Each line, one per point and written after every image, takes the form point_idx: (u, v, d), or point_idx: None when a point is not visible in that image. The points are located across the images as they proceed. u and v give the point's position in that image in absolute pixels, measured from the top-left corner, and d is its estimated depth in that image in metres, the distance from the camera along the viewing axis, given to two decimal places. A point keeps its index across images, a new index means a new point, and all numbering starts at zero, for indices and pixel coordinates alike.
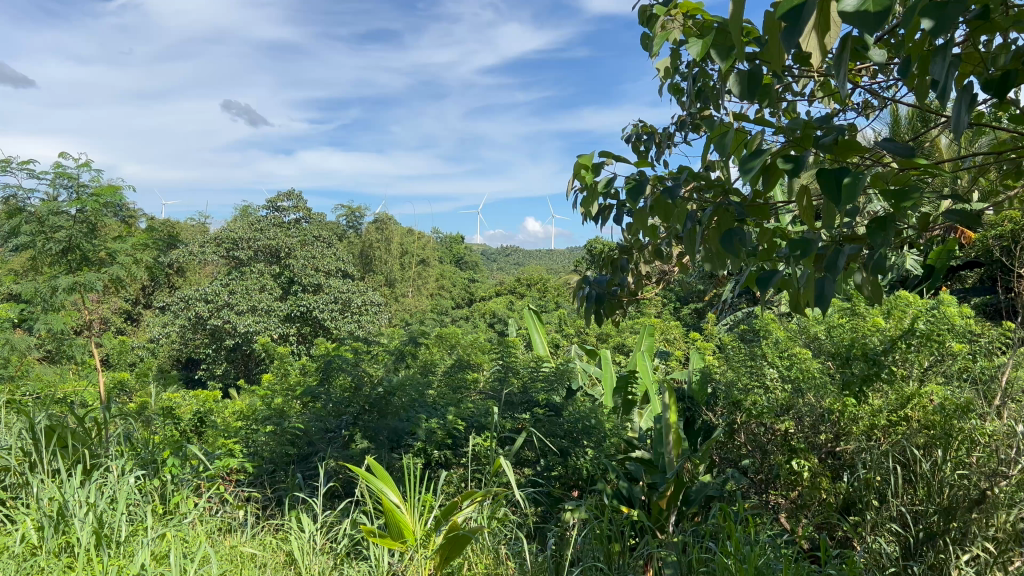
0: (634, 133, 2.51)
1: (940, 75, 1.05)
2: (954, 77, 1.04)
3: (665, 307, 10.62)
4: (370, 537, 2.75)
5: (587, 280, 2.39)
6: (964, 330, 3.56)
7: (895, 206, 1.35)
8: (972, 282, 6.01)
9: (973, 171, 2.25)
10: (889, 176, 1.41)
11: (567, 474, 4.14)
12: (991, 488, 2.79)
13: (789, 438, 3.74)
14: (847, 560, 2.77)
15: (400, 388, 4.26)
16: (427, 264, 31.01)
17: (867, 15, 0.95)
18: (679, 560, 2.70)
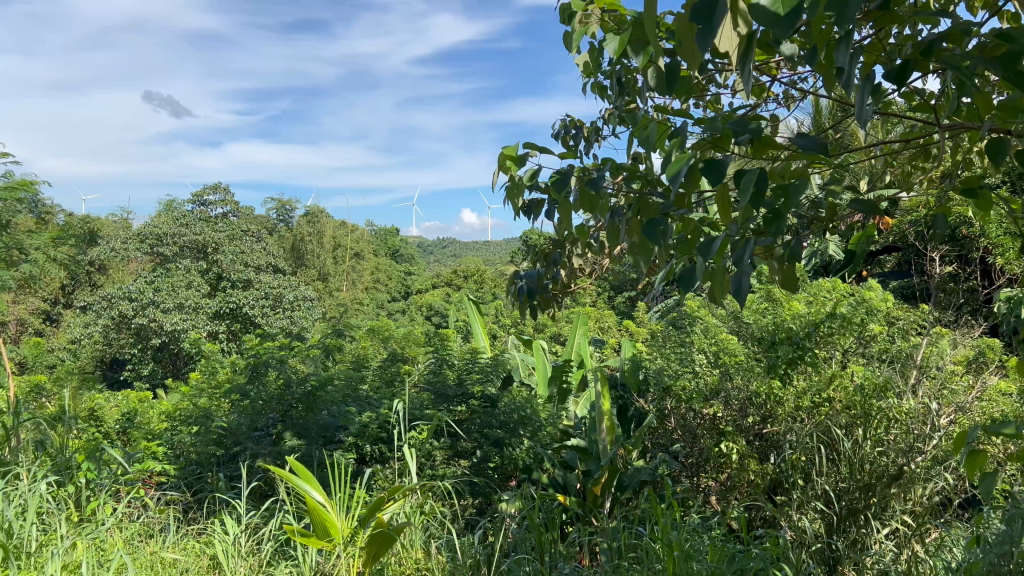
0: (562, 129, 2.52)
1: (844, 62, 1.07)
2: (857, 68, 1.04)
3: (601, 297, 10.70)
4: (294, 537, 2.69)
5: (519, 275, 2.40)
6: (882, 312, 3.73)
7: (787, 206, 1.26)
8: (890, 266, 6.28)
9: (886, 160, 2.36)
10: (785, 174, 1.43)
11: (505, 464, 4.09)
12: (909, 463, 3.06)
13: (718, 423, 3.86)
14: (766, 537, 2.88)
15: (332, 382, 4.21)
16: (360, 257, 30.74)
17: (775, 16, 0.90)
18: (612, 546, 2.75)
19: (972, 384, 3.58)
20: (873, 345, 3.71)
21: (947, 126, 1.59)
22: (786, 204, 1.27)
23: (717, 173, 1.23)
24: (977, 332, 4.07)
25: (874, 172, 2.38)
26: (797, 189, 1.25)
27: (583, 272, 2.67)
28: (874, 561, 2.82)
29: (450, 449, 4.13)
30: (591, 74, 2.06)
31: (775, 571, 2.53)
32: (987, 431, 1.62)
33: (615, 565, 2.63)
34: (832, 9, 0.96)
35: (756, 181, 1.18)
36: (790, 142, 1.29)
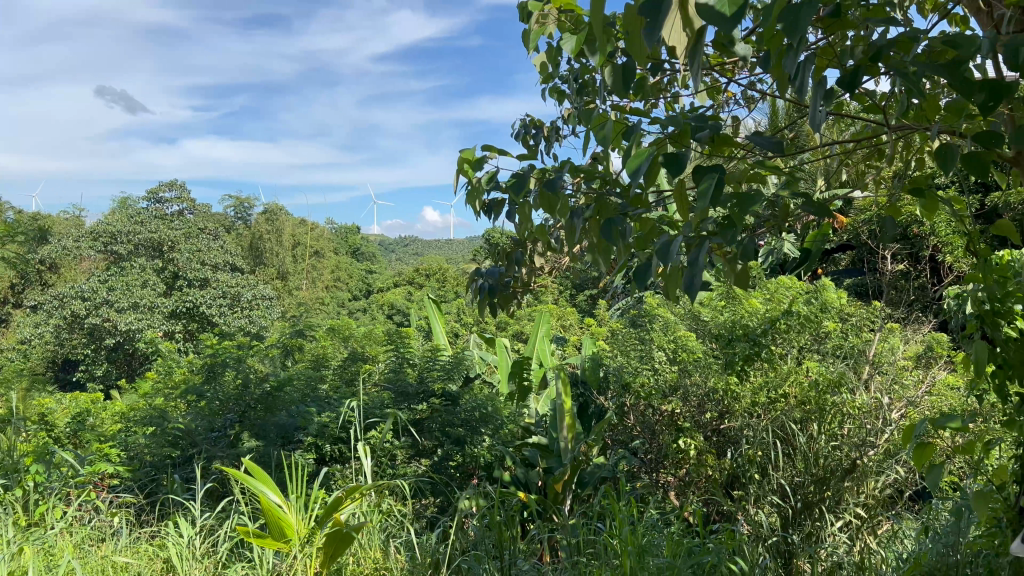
0: (522, 128, 2.52)
1: (795, 68, 1.07)
2: (810, 73, 1.05)
3: (562, 294, 10.72)
4: (248, 538, 2.66)
5: (480, 272, 2.38)
6: (836, 309, 3.82)
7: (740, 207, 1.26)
8: (845, 265, 6.43)
9: (840, 159, 2.43)
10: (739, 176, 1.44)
11: (466, 462, 4.10)
12: (862, 457, 3.16)
13: (676, 418, 3.84)
14: (722, 531, 2.92)
15: (290, 382, 4.17)
16: (321, 256, 30.47)
17: (722, 15, 0.89)
18: (572, 542, 2.77)
19: (922, 379, 3.68)
20: (828, 342, 3.78)
21: (896, 128, 1.63)
22: (743, 210, 1.27)
23: (677, 172, 1.23)
24: (926, 328, 4.18)
25: (829, 173, 2.43)
26: (752, 195, 1.27)
27: (543, 269, 2.66)
28: (828, 553, 2.88)
29: (411, 449, 4.11)
30: (550, 74, 2.07)
31: (731, 564, 2.58)
32: (934, 426, 1.67)
33: (573, 562, 2.64)
34: (785, 19, 0.98)
35: (714, 181, 1.18)
36: (745, 140, 1.30)
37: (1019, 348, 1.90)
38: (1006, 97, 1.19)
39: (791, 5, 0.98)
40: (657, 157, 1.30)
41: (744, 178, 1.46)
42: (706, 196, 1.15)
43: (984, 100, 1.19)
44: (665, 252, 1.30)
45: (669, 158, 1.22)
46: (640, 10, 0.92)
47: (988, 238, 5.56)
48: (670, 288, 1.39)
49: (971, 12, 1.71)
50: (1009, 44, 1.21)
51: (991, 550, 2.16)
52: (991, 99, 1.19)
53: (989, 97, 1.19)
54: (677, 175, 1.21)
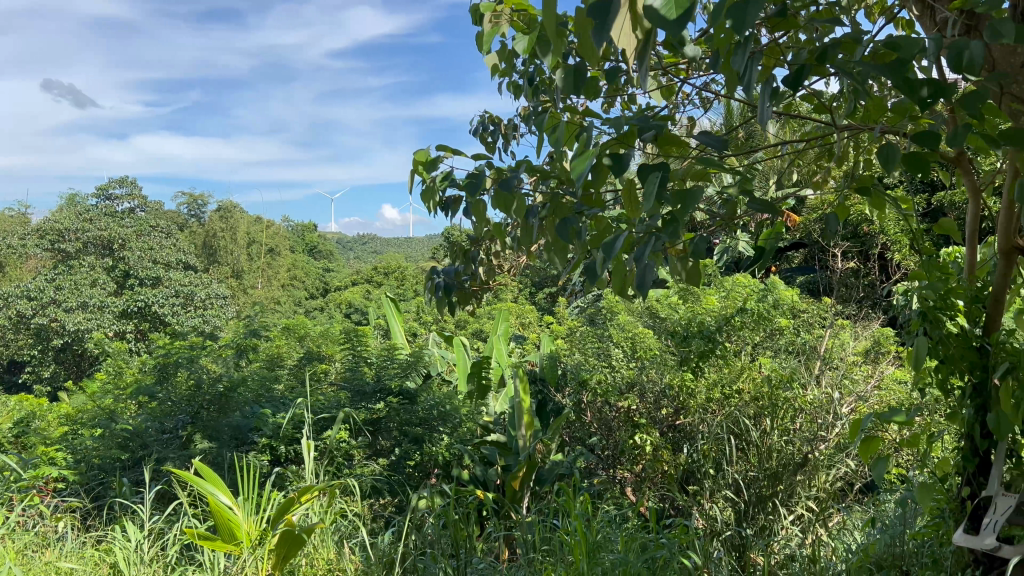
0: (480, 124, 2.52)
1: (742, 66, 1.07)
2: (757, 70, 1.06)
3: (522, 292, 10.70)
4: (196, 541, 2.62)
5: (437, 270, 2.36)
6: (788, 307, 3.90)
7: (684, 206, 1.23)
8: (798, 262, 6.56)
9: (792, 159, 2.48)
10: (686, 172, 1.45)
11: (425, 462, 4.09)
12: (813, 452, 3.25)
13: (633, 414, 3.90)
14: (677, 525, 2.95)
15: (243, 383, 4.11)
16: (277, 254, 30.08)
17: (665, 17, 0.86)
18: (528, 540, 2.78)
19: (871, 374, 3.79)
20: (781, 338, 3.90)
21: (845, 127, 1.68)
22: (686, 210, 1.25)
23: (622, 171, 1.22)
24: (875, 325, 4.29)
25: (781, 172, 2.49)
26: (696, 191, 1.24)
27: (499, 267, 2.66)
28: (781, 545, 2.93)
29: (369, 448, 4.08)
30: (505, 72, 2.07)
31: (685, 558, 2.61)
32: (880, 419, 1.72)
33: (530, 559, 2.65)
34: (732, 15, 0.98)
35: (658, 178, 1.17)
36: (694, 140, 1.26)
37: (960, 343, 1.96)
38: (946, 96, 1.22)
39: (738, 2, 0.99)
40: (605, 157, 1.29)
41: (689, 175, 1.46)
42: (651, 192, 1.15)
43: (927, 97, 1.22)
44: (608, 247, 1.29)
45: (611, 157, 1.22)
46: (587, 9, 0.91)
47: (934, 236, 5.72)
48: (615, 286, 1.39)
49: (917, 14, 1.76)
50: (953, 46, 1.24)
51: (936, 539, 2.22)
52: (932, 97, 1.22)
53: (932, 94, 1.22)
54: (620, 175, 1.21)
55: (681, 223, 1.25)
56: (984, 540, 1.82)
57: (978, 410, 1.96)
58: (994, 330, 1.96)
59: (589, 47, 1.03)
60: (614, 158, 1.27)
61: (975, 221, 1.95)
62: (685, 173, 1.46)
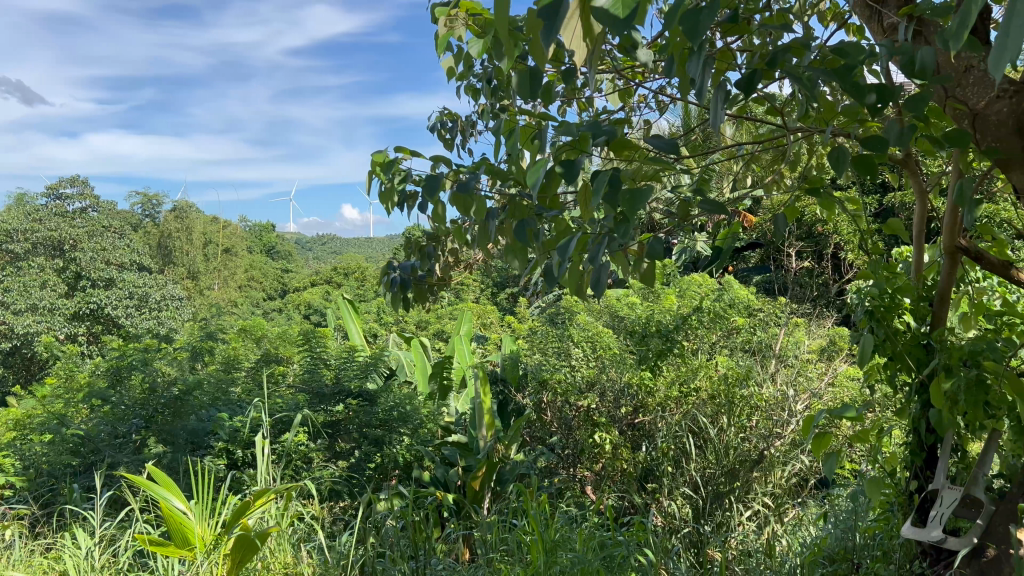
0: (438, 121, 2.51)
1: (697, 72, 1.08)
2: (709, 76, 1.06)
3: (484, 292, 10.69)
4: (149, 548, 2.56)
5: (393, 266, 2.36)
6: (744, 306, 3.98)
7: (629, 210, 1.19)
8: (754, 262, 6.66)
9: (746, 160, 2.53)
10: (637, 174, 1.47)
11: (385, 464, 4.07)
12: (769, 448, 3.33)
13: (592, 414, 3.87)
14: (635, 523, 2.98)
15: (199, 386, 4.04)
16: (234, 255, 29.65)
17: (614, 17, 0.86)
18: (488, 539, 2.78)
19: (825, 372, 3.88)
20: (737, 337, 3.96)
21: (796, 130, 1.72)
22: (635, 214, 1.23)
23: (573, 176, 1.21)
24: (828, 323, 4.39)
25: (735, 174, 2.53)
26: (643, 191, 1.18)
27: (457, 267, 2.66)
28: (738, 541, 2.98)
29: (328, 450, 4.05)
30: (464, 73, 2.08)
31: (643, 555, 2.63)
32: (831, 416, 1.75)
33: (489, 559, 2.65)
34: (686, 22, 0.99)
35: (609, 179, 1.18)
36: (646, 145, 1.21)
37: (907, 341, 2.03)
38: (892, 100, 1.26)
39: (691, 8, 0.99)
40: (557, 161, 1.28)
41: (640, 176, 1.47)
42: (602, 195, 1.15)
43: (873, 102, 1.26)
44: (563, 249, 1.29)
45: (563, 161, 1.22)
46: (538, 9, 0.89)
47: (885, 237, 5.87)
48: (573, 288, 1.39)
49: (864, 19, 1.81)
50: (903, 53, 1.28)
51: (884, 532, 2.29)
52: (880, 102, 1.26)
53: (878, 99, 1.26)
54: (571, 179, 1.21)
55: (630, 224, 1.25)
56: (931, 532, 1.87)
57: (924, 405, 2.03)
58: (939, 327, 2.02)
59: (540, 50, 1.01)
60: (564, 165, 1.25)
61: (922, 220, 1.99)
62: (635, 175, 1.47)
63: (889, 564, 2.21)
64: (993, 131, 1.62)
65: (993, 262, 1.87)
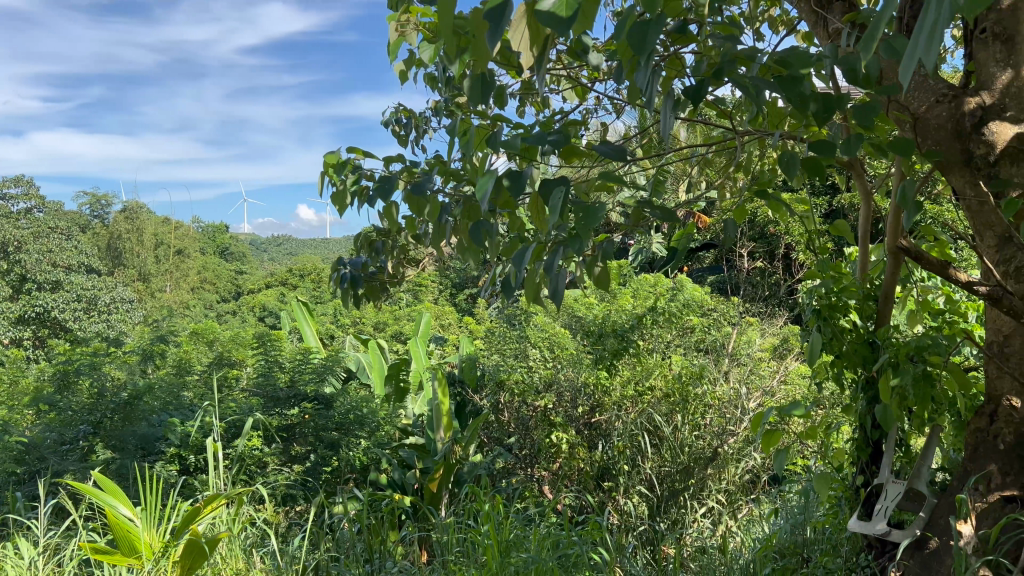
0: (393, 117, 2.50)
1: (645, 82, 1.09)
2: (657, 88, 1.08)
3: (442, 293, 10.64)
4: (94, 556, 2.50)
5: (344, 263, 2.35)
6: (698, 307, 4.05)
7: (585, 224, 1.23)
8: (708, 262, 6.78)
9: (698, 162, 2.57)
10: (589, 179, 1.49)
11: (341, 467, 4.03)
12: (722, 445, 3.39)
13: (548, 414, 3.88)
14: (590, 522, 3.00)
15: (150, 390, 3.96)
16: (186, 257, 29.13)
17: (559, 17, 0.87)
18: (444, 541, 2.79)
19: (776, 370, 3.97)
20: (691, 336, 4.07)
21: (744, 133, 1.75)
22: (588, 224, 1.24)
23: (522, 187, 1.20)
24: (780, 323, 4.49)
25: (688, 175, 2.57)
26: (596, 208, 1.22)
27: (411, 267, 2.64)
28: (692, 538, 3.02)
29: (283, 455, 4.00)
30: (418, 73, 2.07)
31: (598, 554, 2.64)
32: (780, 415, 1.79)
33: (444, 561, 2.65)
34: (634, 35, 1.01)
35: (562, 192, 1.17)
36: (593, 151, 1.20)
37: (853, 339, 2.08)
38: (835, 109, 1.30)
39: (637, 22, 1.02)
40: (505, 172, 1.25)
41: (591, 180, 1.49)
42: (557, 210, 1.14)
43: (816, 112, 1.29)
44: (516, 258, 1.29)
45: (511, 173, 1.23)
46: (484, 11, 0.89)
47: (834, 239, 6.02)
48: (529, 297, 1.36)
49: (810, 25, 1.86)
50: (844, 63, 1.31)
51: (832, 526, 2.34)
52: (822, 111, 1.29)
53: (821, 108, 1.29)
54: (520, 190, 1.22)
55: (586, 232, 1.25)
56: (876, 526, 1.93)
57: (869, 402, 2.09)
58: (883, 326, 2.08)
59: (486, 53, 1.01)
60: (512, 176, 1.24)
61: (868, 221, 2.05)
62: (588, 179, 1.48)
63: (837, 557, 2.25)
64: (932, 135, 1.70)
65: (931, 261, 1.85)
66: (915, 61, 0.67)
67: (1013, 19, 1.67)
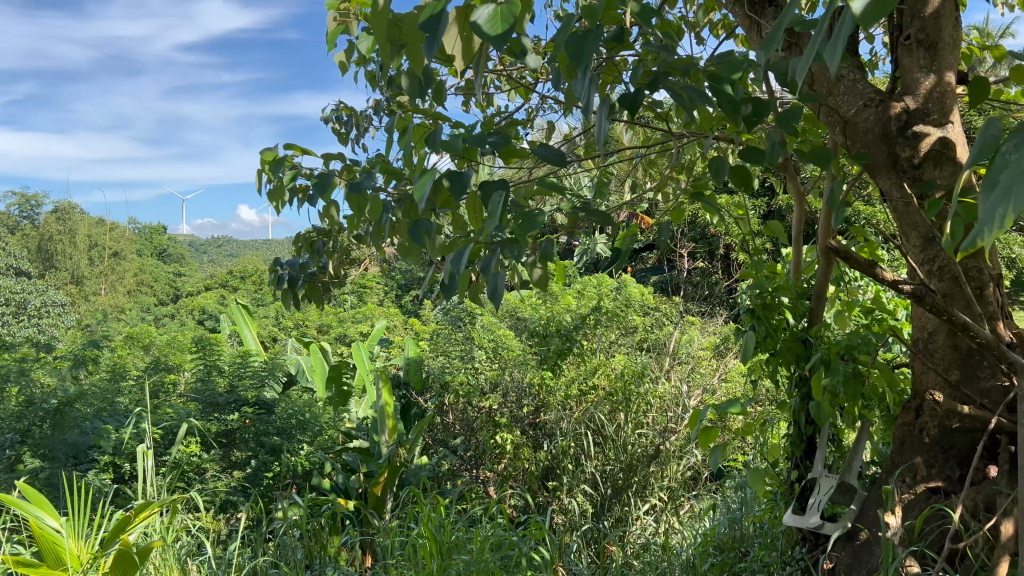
0: (334, 114, 2.48)
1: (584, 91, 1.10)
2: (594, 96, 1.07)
3: (388, 294, 10.55)
4: (17, 570, 2.40)
5: (284, 262, 2.31)
6: (641, 307, 4.12)
7: (522, 230, 1.25)
8: (650, 263, 6.91)
9: (639, 165, 2.62)
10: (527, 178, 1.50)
11: (283, 472, 3.97)
12: (664, 443, 3.46)
13: (493, 414, 3.81)
14: (532, 522, 3.01)
15: (81, 397, 3.83)
16: (122, 258, 28.36)
17: (491, 31, 0.87)
18: (382, 544, 2.76)
19: (716, 368, 4.08)
20: (634, 336, 4.15)
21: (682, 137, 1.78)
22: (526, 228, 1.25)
23: (462, 189, 1.20)
24: (719, 322, 4.61)
25: (629, 176, 2.61)
26: (533, 213, 1.25)
27: (351, 268, 2.61)
28: (636, 535, 3.07)
29: (223, 460, 3.92)
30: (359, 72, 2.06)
31: (542, 553, 2.66)
32: (718, 412, 1.83)
33: (386, 564, 2.64)
34: (575, 46, 1.03)
35: (502, 195, 1.17)
36: (532, 153, 1.21)
37: (787, 337, 2.14)
38: (766, 112, 1.33)
39: (578, 33, 1.04)
40: (443, 174, 1.25)
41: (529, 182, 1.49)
42: (497, 214, 1.14)
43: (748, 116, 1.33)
44: (455, 260, 1.29)
45: (451, 175, 1.23)
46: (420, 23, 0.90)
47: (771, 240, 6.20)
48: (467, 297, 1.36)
49: (746, 28, 1.91)
50: (776, 69, 1.35)
51: (769, 521, 2.39)
52: (754, 116, 1.33)
53: (753, 112, 1.32)
54: (461, 192, 1.22)
55: (525, 234, 1.26)
56: (809, 519, 2.02)
57: (803, 398, 2.15)
58: (817, 324, 2.14)
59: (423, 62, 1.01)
60: (453, 177, 1.23)
61: (801, 222, 2.09)
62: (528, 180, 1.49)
63: (773, 550, 2.31)
64: (861, 138, 1.78)
65: (858, 261, 1.88)
66: (836, 53, 0.74)
67: (935, 26, 1.76)
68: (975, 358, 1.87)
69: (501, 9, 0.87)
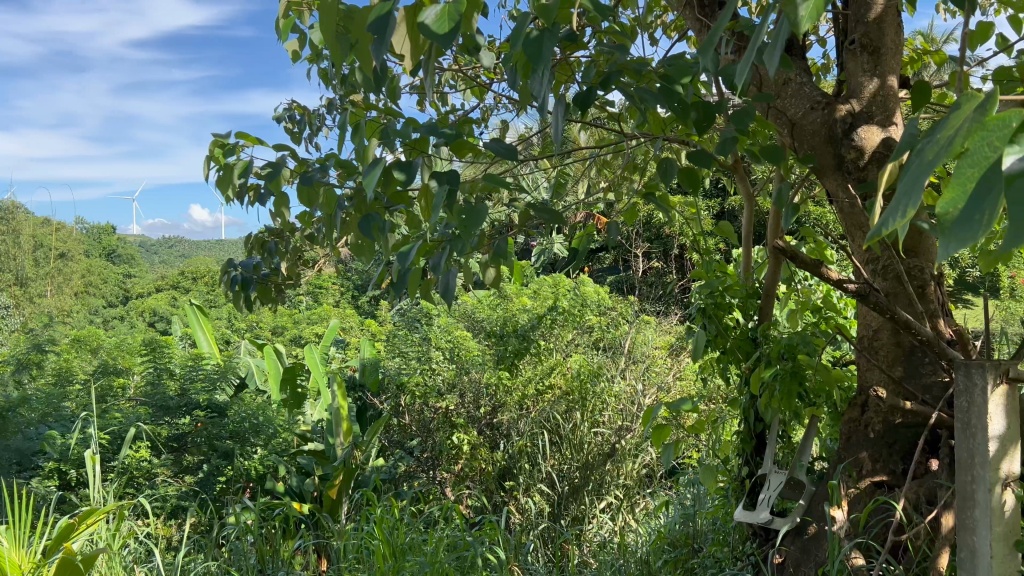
0: (286, 113, 2.45)
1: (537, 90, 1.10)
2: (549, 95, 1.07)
3: (344, 295, 10.46)
4: None
5: (235, 263, 2.27)
6: (597, 306, 4.17)
7: (467, 221, 1.21)
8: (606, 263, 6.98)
9: (593, 165, 2.64)
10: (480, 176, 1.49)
11: (235, 476, 3.91)
12: (620, 442, 3.49)
13: (450, 415, 3.83)
14: (488, 522, 3.01)
15: (25, 402, 3.73)
16: (68, 259, 27.64)
17: (440, 32, 0.86)
18: (338, 547, 2.73)
19: (670, 366, 4.14)
20: (590, 335, 4.19)
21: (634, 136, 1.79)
22: (472, 220, 1.21)
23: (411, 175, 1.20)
24: (673, 320, 4.67)
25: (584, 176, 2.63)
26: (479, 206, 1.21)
27: (304, 269, 2.58)
28: (592, 533, 3.09)
29: (174, 465, 3.85)
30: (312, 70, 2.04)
31: (497, 553, 2.66)
32: (670, 410, 1.84)
33: (340, 567, 2.62)
34: (527, 45, 1.03)
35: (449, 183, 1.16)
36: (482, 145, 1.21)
37: (737, 336, 2.18)
38: (714, 115, 1.36)
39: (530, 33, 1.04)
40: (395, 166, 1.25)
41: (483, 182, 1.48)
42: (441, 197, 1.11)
43: (697, 119, 1.35)
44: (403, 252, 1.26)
45: (401, 164, 1.23)
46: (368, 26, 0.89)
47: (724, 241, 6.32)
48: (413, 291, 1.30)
49: (696, 30, 1.93)
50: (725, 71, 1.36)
51: (721, 517, 2.43)
52: (704, 120, 1.35)
53: (702, 116, 1.35)
54: (410, 180, 1.22)
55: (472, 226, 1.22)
56: (760, 514, 2.03)
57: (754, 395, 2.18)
58: (766, 321, 2.17)
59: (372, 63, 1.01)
60: (403, 168, 1.23)
61: (751, 222, 2.12)
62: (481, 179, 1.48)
63: (725, 546, 2.35)
64: (808, 140, 1.82)
65: (804, 259, 1.90)
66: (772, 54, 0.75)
67: (878, 32, 1.81)
68: (917, 354, 1.94)
69: (447, 8, 0.87)
